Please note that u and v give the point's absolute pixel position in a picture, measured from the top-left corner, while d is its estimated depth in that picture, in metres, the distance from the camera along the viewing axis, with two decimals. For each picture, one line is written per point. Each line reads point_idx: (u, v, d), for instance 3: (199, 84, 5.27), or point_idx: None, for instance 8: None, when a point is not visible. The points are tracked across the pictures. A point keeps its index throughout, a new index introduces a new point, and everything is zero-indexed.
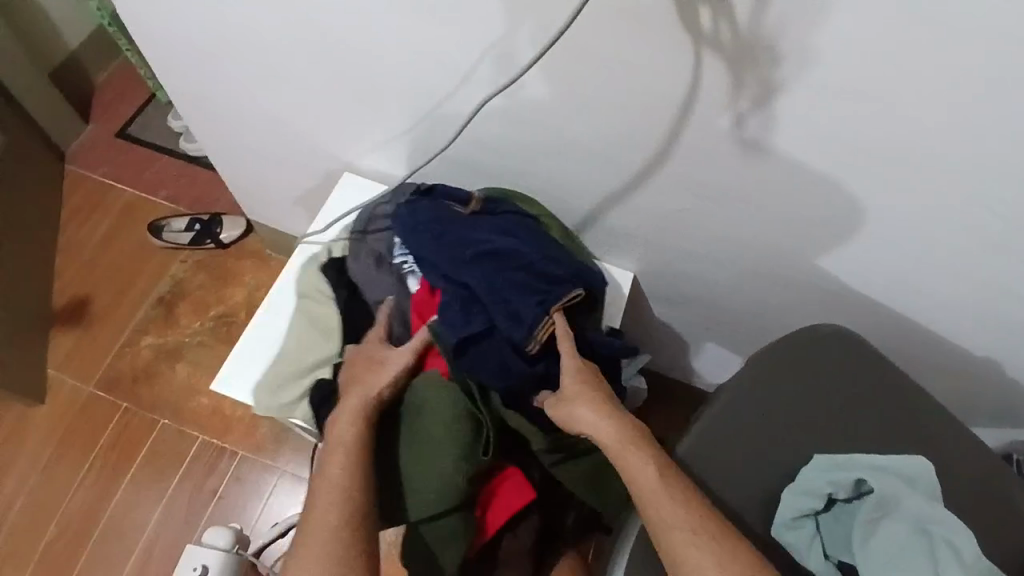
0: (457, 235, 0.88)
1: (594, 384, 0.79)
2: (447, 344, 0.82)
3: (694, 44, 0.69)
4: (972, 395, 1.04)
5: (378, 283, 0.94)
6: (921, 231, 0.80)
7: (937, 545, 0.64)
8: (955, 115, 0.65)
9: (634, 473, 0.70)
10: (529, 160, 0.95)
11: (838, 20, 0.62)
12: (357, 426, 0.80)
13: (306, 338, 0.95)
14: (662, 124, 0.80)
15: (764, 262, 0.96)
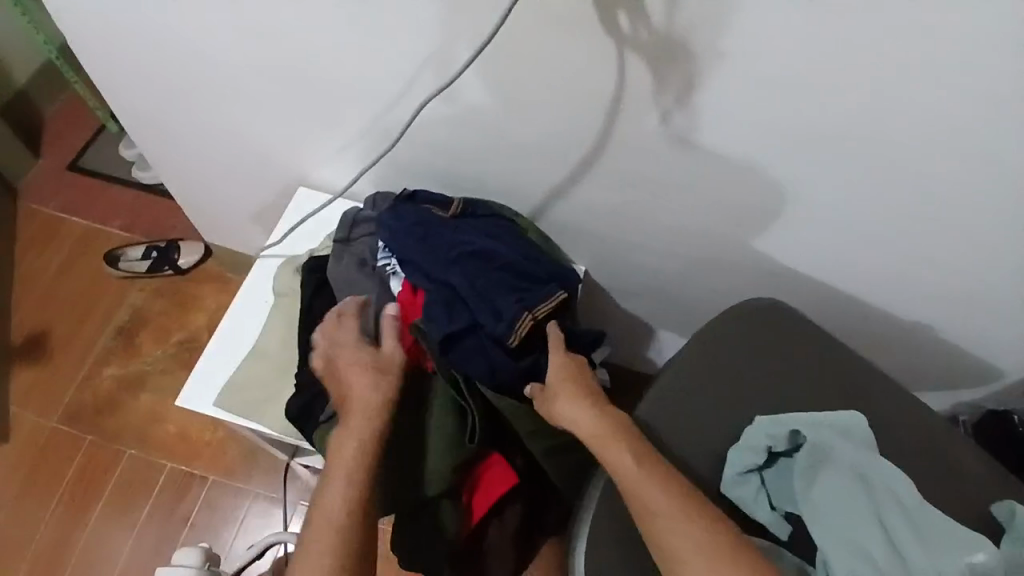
0: (443, 237, 0.92)
1: (579, 378, 0.83)
2: (433, 341, 0.86)
3: (616, 45, 0.75)
4: (909, 362, 1.11)
5: (359, 285, 0.95)
6: (842, 205, 0.86)
7: (874, 489, 0.70)
8: (852, 96, 0.73)
9: (614, 463, 0.73)
10: (478, 163, 0.99)
11: (740, 15, 0.68)
12: (365, 442, 0.80)
13: (278, 333, 1.00)
14: (597, 121, 0.85)
15: (706, 246, 1.01)
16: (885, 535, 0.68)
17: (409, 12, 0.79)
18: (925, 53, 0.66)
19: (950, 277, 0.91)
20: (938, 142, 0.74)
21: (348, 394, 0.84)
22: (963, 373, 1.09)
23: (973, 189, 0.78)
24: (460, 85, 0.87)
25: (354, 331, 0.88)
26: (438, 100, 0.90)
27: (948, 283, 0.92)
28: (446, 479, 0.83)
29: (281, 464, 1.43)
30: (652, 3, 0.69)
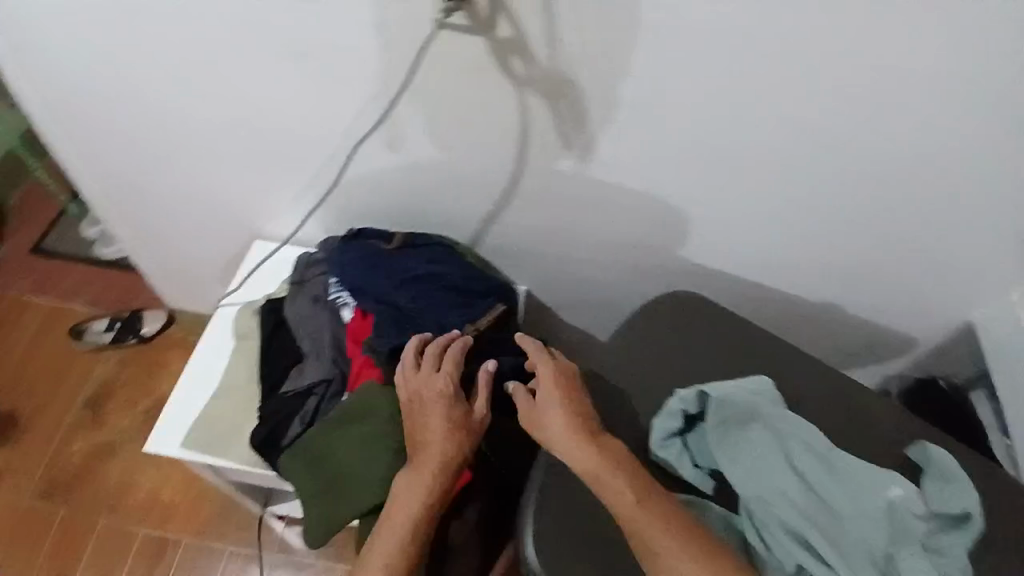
0: (387, 266, 1.00)
1: (572, 394, 0.85)
2: (381, 354, 0.92)
3: (516, 84, 0.87)
4: (831, 347, 1.20)
5: (312, 318, 1.02)
6: (735, 202, 0.98)
7: (784, 442, 0.77)
8: (719, 103, 0.86)
9: (613, 500, 0.75)
10: (416, 199, 1.09)
11: (613, 45, 0.81)
12: (429, 497, 0.80)
13: (240, 374, 1.06)
14: (512, 148, 0.97)
15: (629, 257, 1.12)
16: (802, 482, 0.75)
17: (334, 74, 0.91)
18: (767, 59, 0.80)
19: (841, 255, 1.03)
20: (799, 134, 0.87)
21: (424, 441, 0.83)
22: (881, 353, 1.18)
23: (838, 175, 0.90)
24: (390, 127, 0.98)
25: (447, 381, 0.85)
26: (370, 146, 1.01)
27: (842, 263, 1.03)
28: None
29: (255, 519, 1.45)
30: (538, 46, 0.82)
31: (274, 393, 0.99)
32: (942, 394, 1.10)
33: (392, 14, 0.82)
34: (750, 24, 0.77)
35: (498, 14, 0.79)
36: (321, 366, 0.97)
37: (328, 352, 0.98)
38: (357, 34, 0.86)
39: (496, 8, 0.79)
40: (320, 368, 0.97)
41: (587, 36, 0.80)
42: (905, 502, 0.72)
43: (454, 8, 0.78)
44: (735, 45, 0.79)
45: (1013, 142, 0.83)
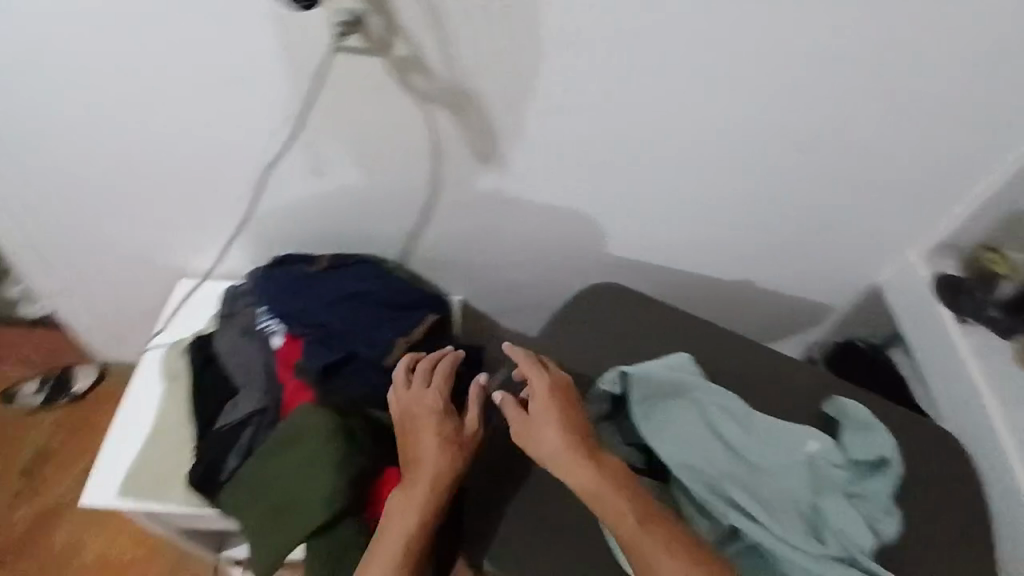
0: (312, 288, 0.98)
1: (569, 405, 0.82)
2: (313, 372, 0.91)
3: (418, 102, 0.89)
4: (762, 319, 1.26)
5: (241, 349, 1.01)
6: (646, 193, 1.01)
7: (704, 414, 0.81)
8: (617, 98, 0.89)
9: (616, 522, 0.73)
10: (339, 221, 1.09)
11: (506, 54, 0.83)
12: (423, 515, 0.80)
13: (173, 417, 1.04)
14: (425, 164, 0.98)
15: (553, 258, 1.14)
16: (726, 447, 0.80)
17: (238, 106, 0.91)
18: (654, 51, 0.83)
19: (752, 233, 1.08)
20: (696, 122, 0.91)
21: (417, 459, 0.83)
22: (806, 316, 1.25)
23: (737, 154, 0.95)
24: (302, 155, 0.98)
25: (437, 399, 0.87)
26: (283, 175, 1.01)
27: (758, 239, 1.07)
28: (348, 493, 0.84)
29: (213, 566, 1.42)
30: (434, 63, 0.84)
31: (211, 429, 0.97)
32: (870, 359, 1.20)
33: (289, 43, 0.83)
34: (633, 21, 0.80)
35: (392, 34, 0.81)
36: (255, 397, 0.96)
37: (261, 381, 0.97)
38: (257, 65, 0.86)
39: (389, 28, 0.80)
40: (255, 399, 0.96)
41: (481, 50, 0.82)
42: (821, 455, 0.79)
43: (349, 30, 0.79)
44: (622, 41, 0.82)
45: (889, 112, 0.89)
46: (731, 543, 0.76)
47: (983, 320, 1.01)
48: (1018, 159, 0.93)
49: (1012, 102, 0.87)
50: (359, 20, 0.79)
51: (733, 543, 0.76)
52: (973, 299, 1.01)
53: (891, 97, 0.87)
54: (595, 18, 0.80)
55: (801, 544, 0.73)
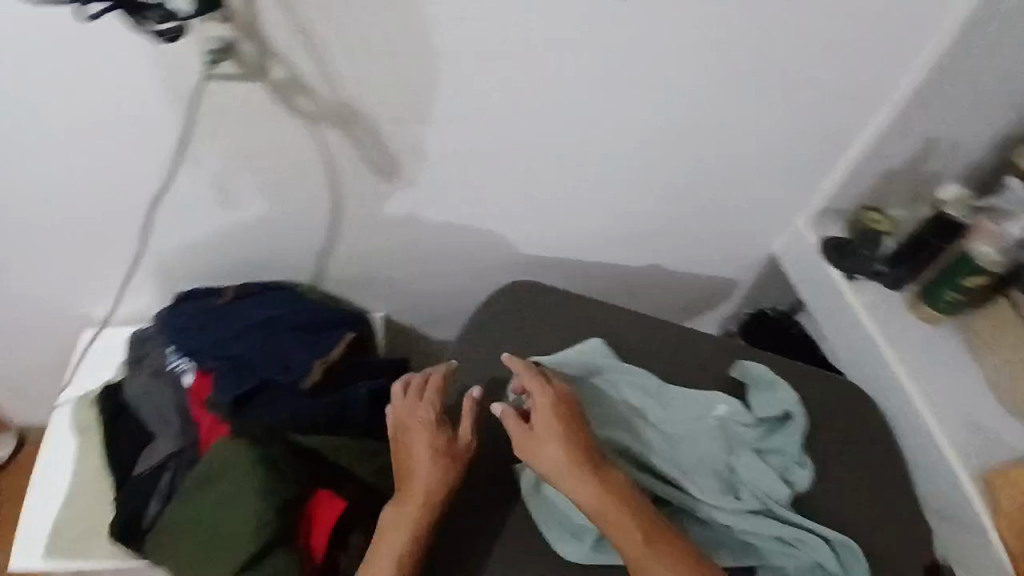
0: (221, 318, 0.95)
1: (572, 418, 0.82)
2: (224, 405, 0.88)
3: (305, 123, 0.88)
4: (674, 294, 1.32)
5: (154, 393, 0.98)
6: (545, 185, 1.05)
7: (619, 396, 0.89)
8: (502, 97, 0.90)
9: (619, 537, 0.77)
10: (242, 256, 1.06)
11: (386, 66, 0.84)
12: (415, 532, 0.79)
13: (88, 473, 1.00)
14: (323, 186, 0.96)
15: (463, 263, 1.15)
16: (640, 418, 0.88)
17: (112, 148, 0.88)
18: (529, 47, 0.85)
19: (651, 212, 1.13)
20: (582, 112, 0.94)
21: (409, 475, 0.82)
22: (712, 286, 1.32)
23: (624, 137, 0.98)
24: (192, 194, 0.95)
25: (427, 408, 0.86)
26: (174, 217, 0.98)
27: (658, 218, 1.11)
28: (274, 517, 0.81)
29: None
30: (315, 83, 0.84)
31: (129, 478, 0.94)
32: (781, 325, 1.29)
33: (161, 81, 0.81)
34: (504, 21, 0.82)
35: (267, 59, 0.80)
36: (172, 438, 0.94)
37: (176, 422, 0.95)
38: (131, 108, 0.84)
39: (263, 53, 0.79)
40: (171, 441, 0.94)
41: (360, 62, 0.83)
42: (728, 416, 0.89)
43: (220, 57, 0.79)
44: (497, 42, 0.84)
45: (760, 86, 0.96)
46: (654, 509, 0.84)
47: (872, 275, 1.06)
48: (880, 118, 1.02)
49: (863, 65, 0.94)
50: (230, 47, 0.78)
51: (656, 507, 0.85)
52: (860, 258, 1.06)
53: (760, 72, 0.94)
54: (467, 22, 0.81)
55: (719, 504, 0.84)
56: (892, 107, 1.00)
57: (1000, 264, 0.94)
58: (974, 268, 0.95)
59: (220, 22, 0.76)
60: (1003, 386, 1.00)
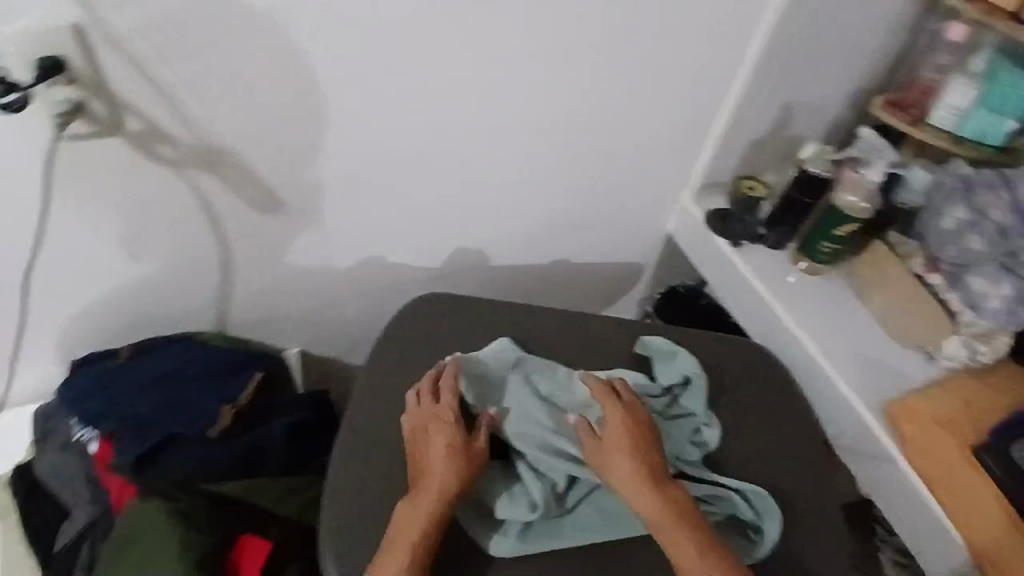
0: (122, 377, 0.93)
1: (642, 432, 0.88)
2: (128, 464, 0.86)
3: (171, 170, 0.88)
4: (583, 285, 1.35)
5: (64, 465, 0.96)
6: (429, 196, 1.07)
7: (531, 386, 0.94)
8: (364, 116, 0.93)
9: (673, 549, 0.81)
10: (138, 320, 1.05)
11: (241, 102, 0.85)
12: (429, 525, 0.80)
13: (9, 552, 0.95)
14: (205, 231, 0.97)
15: (366, 286, 1.16)
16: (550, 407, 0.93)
17: None
18: (379, 65, 0.88)
19: (538, 208, 1.16)
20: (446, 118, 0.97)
21: (431, 470, 0.84)
22: (620, 271, 1.36)
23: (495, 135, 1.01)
24: (70, 262, 0.94)
25: (451, 407, 0.89)
26: (56, 289, 0.96)
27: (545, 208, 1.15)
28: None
29: None
30: (172, 127, 0.84)
31: (51, 555, 0.93)
32: (688, 300, 1.33)
33: (13, 151, 0.81)
34: (348, 44, 0.85)
35: (118, 112, 0.81)
36: (85, 509, 0.93)
37: (87, 492, 0.93)
38: None
39: (112, 107, 0.80)
40: (85, 512, 0.92)
41: (215, 103, 0.84)
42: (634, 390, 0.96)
43: (69, 118, 0.78)
44: (346, 65, 0.87)
45: (615, 72, 1.00)
46: (576, 490, 0.89)
47: (755, 239, 1.14)
48: (733, 92, 1.08)
49: (703, 40, 1.00)
50: (78, 107, 0.78)
51: (577, 488, 0.89)
52: (743, 224, 1.13)
53: (610, 60, 0.99)
54: (311, 49, 0.84)
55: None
56: (741, 81, 1.06)
57: (864, 211, 1.01)
58: (841, 219, 1.02)
59: (66, 83, 0.76)
60: (892, 323, 1.08)
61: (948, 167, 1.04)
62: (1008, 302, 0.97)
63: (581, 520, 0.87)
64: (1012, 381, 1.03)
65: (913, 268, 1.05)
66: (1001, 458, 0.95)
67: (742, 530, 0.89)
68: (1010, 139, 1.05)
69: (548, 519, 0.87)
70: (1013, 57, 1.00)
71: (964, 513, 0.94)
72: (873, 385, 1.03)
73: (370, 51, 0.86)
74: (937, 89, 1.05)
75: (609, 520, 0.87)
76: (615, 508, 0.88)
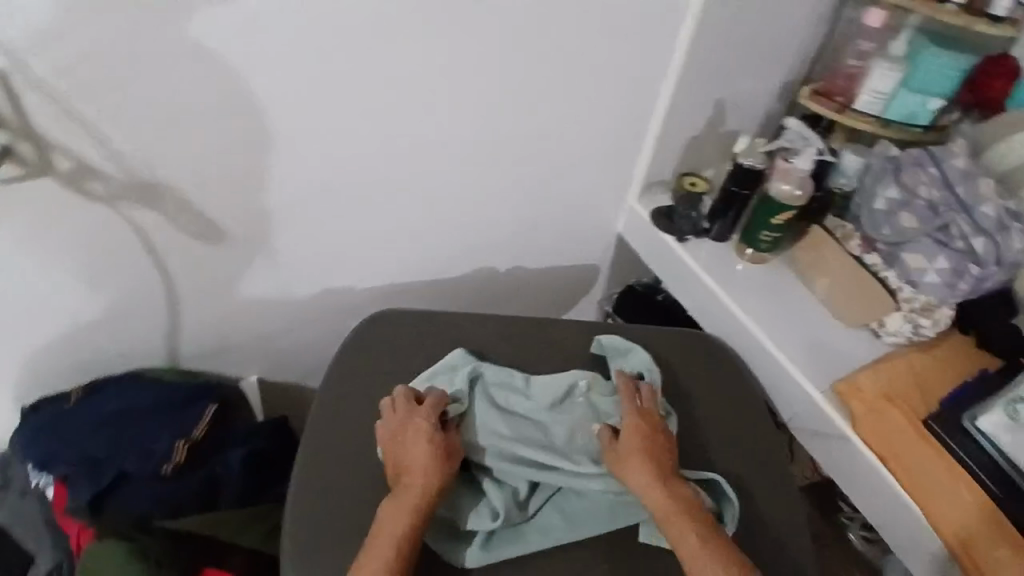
0: (69, 421, 0.92)
1: (659, 441, 0.89)
2: (83, 506, 0.87)
3: (107, 206, 0.88)
4: (539, 290, 1.37)
5: (22, 512, 0.95)
6: (375, 215, 1.07)
7: (486, 396, 0.95)
8: (301, 141, 0.93)
9: (680, 541, 0.82)
10: (88, 359, 1.04)
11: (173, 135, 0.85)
12: (414, 520, 0.81)
13: None
14: (148, 265, 0.96)
15: (320, 309, 1.16)
16: (505, 415, 0.94)
17: None
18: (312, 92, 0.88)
19: (486, 218, 1.17)
20: (384, 137, 0.98)
21: (413, 468, 0.85)
22: (574, 275, 1.37)
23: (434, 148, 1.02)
24: (11, 306, 0.93)
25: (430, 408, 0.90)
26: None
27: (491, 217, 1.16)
28: None
29: None
30: (103, 164, 0.84)
31: None
32: (642, 298, 1.35)
33: None
34: (278, 73, 0.85)
35: (46, 152, 0.80)
36: (47, 555, 0.92)
37: (47, 537, 0.92)
38: None
39: (39, 147, 0.80)
40: (47, 557, 0.92)
41: (145, 138, 0.84)
42: (590, 389, 0.96)
43: None
44: (277, 93, 0.87)
45: (548, 81, 1.02)
46: (537, 495, 0.90)
47: (701, 233, 1.18)
48: (666, 89, 1.10)
49: (632, 42, 1.02)
50: (6, 151, 0.77)
51: (539, 493, 0.90)
52: (686, 218, 1.18)
53: (542, 70, 1.00)
54: (240, 79, 0.84)
55: (593, 473, 0.90)
56: (672, 77, 1.08)
57: (798, 198, 1.06)
58: (778, 208, 1.07)
59: None
60: (833, 305, 1.11)
61: (874, 150, 1.09)
62: (944, 277, 1.02)
63: (544, 524, 0.88)
64: (954, 357, 1.06)
65: (849, 249, 1.09)
66: (950, 431, 0.97)
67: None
68: (936, 118, 1.10)
69: (511, 526, 0.87)
70: (931, 36, 1.03)
71: (917, 485, 0.95)
72: (821, 367, 1.06)
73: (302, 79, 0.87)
74: (860, 74, 1.08)
75: (571, 522, 0.88)
76: (577, 508, 0.89)
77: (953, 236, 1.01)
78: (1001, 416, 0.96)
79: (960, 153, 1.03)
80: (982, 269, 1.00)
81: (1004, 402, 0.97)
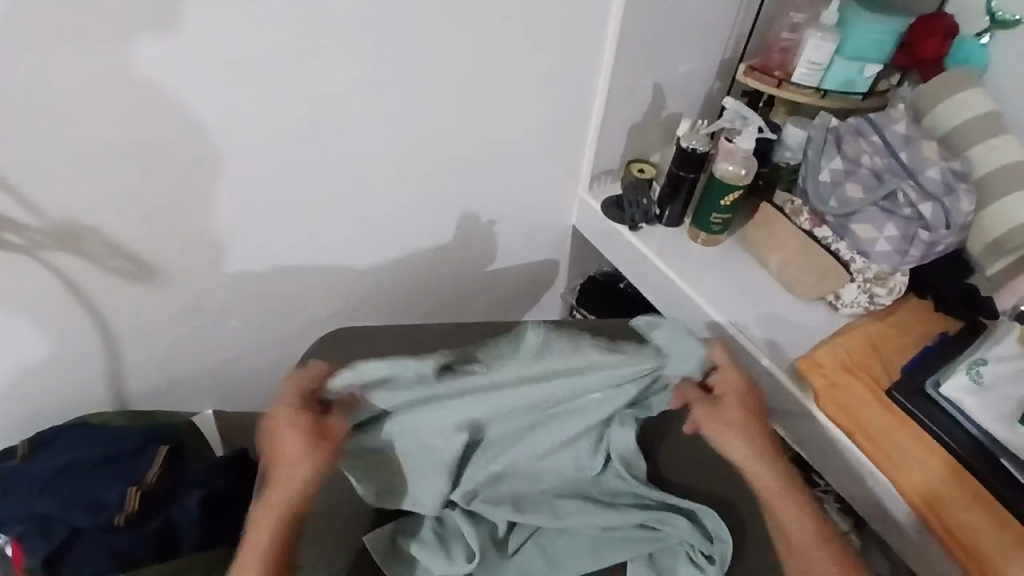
0: (21, 479, 0.91)
1: (758, 414, 0.88)
2: (36, 565, 0.87)
3: (30, 257, 0.85)
4: (499, 290, 1.35)
5: None
6: (320, 237, 1.05)
7: (440, 429, 0.83)
8: (230, 172, 0.90)
9: (783, 508, 0.84)
10: (33, 408, 1.01)
11: (89, 179, 0.82)
12: (277, 524, 0.79)
13: None
14: (82, 309, 0.94)
15: (274, 333, 1.14)
16: (508, 421, 0.86)
17: None
18: (232, 123, 0.86)
19: (434, 228, 1.15)
20: (318, 156, 0.95)
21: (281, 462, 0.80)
22: (534, 272, 1.36)
23: (372, 163, 1.00)
24: None
25: (294, 396, 0.83)
26: None
27: (438, 223, 1.15)
28: None
29: None
30: (16, 213, 0.81)
31: None
32: (605, 289, 1.34)
33: None
34: (194, 109, 0.82)
35: None
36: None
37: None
38: None
39: None
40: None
41: (60, 186, 0.81)
42: (605, 399, 0.85)
43: None
44: (196, 129, 0.84)
45: (482, 83, 0.99)
46: (516, 534, 0.86)
47: (653, 220, 1.18)
48: (602, 77, 1.08)
49: (562, 37, 1.00)
50: None
51: (518, 532, 0.87)
52: (637, 207, 1.17)
53: (476, 72, 0.98)
54: (153, 119, 0.81)
55: (577, 512, 0.85)
56: (607, 66, 1.06)
57: (745, 176, 1.07)
58: (725, 188, 1.07)
59: None
60: (786, 281, 1.11)
61: (815, 123, 1.08)
62: (894, 244, 1.01)
63: (523, 568, 0.85)
64: (906, 323, 1.06)
65: (800, 224, 1.08)
66: (910, 397, 0.96)
67: (695, 557, 0.84)
68: (873, 84, 1.11)
69: (488, 566, 0.84)
70: (860, 3, 1.05)
71: (886, 457, 0.94)
72: (781, 344, 1.06)
73: (224, 113, 0.84)
74: (794, 47, 1.08)
75: (552, 563, 0.85)
76: (560, 545, 0.86)
77: (899, 204, 1.01)
78: (964, 379, 0.96)
79: (901, 118, 1.05)
80: (932, 233, 0.99)
81: (967, 364, 0.97)
